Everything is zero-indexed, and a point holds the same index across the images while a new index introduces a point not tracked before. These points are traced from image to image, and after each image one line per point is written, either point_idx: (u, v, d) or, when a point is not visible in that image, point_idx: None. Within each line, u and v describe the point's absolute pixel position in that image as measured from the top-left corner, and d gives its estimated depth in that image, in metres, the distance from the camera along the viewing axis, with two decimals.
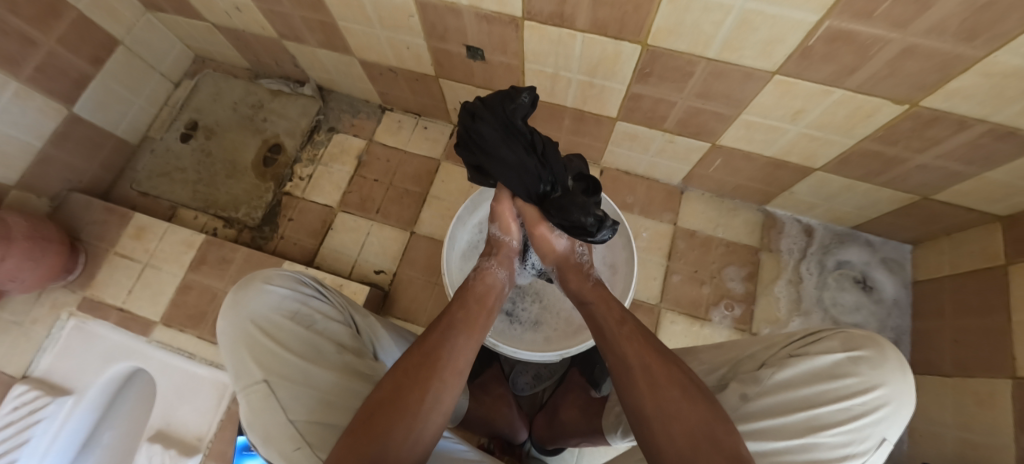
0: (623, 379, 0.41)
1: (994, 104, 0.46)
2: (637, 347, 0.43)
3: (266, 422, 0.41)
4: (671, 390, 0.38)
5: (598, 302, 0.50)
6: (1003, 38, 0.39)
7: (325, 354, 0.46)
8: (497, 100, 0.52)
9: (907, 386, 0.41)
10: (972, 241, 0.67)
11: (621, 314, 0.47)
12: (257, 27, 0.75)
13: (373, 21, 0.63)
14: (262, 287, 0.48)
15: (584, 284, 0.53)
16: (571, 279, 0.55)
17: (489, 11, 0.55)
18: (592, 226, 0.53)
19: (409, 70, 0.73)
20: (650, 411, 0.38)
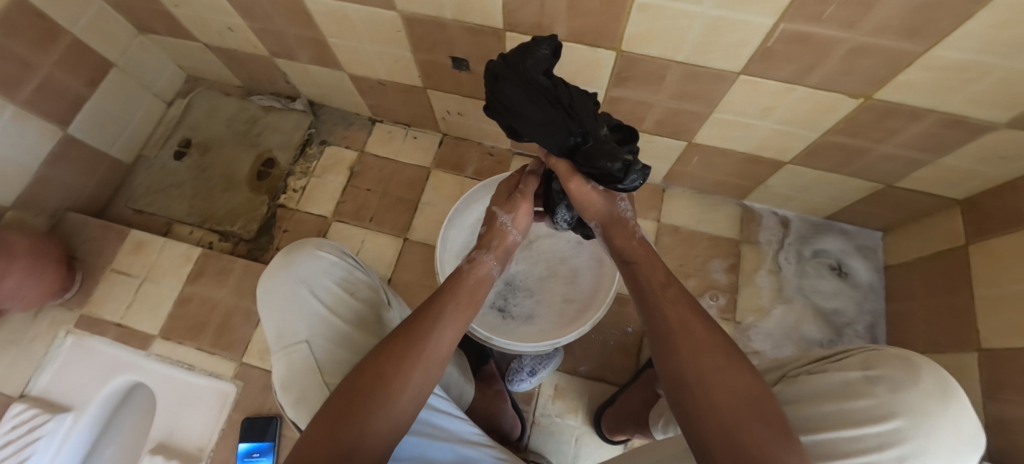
0: (666, 342, 0.40)
1: (941, 94, 0.50)
2: (682, 311, 0.41)
3: (303, 380, 0.46)
4: (717, 354, 0.37)
5: (643, 263, 0.48)
6: (942, 35, 0.43)
7: (361, 321, 0.52)
8: (515, 55, 0.47)
9: (945, 418, 0.37)
10: (936, 225, 0.71)
11: (666, 278, 0.46)
12: (250, 46, 0.77)
13: (363, 36, 0.66)
14: (312, 252, 0.54)
15: (631, 241, 0.50)
16: (616, 235, 0.51)
17: (473, 24, 0.58)
18: (620, 171, 0.46)
19: (398, 82, 0.76)
20: (693, 374, 0.36)
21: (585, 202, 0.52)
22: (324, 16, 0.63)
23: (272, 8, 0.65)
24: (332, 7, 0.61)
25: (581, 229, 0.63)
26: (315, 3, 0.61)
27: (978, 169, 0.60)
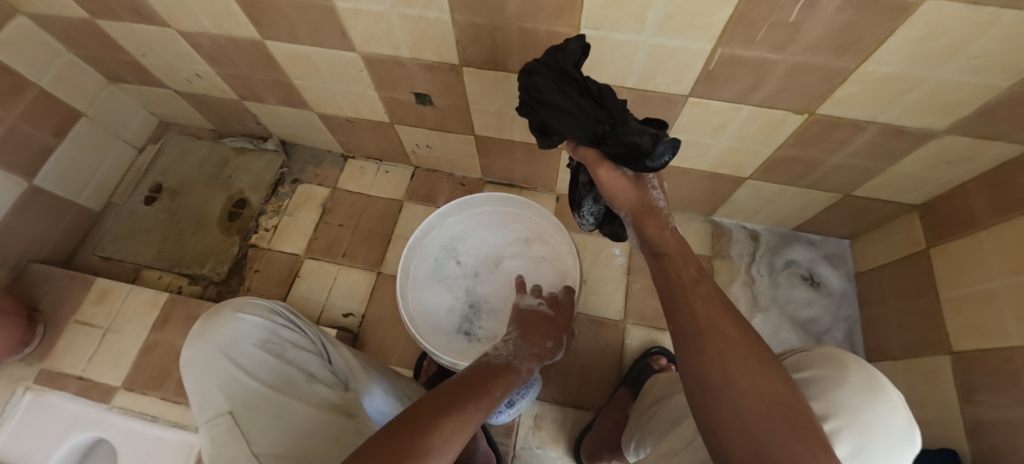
0: (696, 343, 0.36)
1: (878, 106, 0.53)
2: (714, 309, 0.37)
3: (229, 452, 0.44)
4: (750, 361, 0.34)
5: (674, 255, 0.43)
6: (865, 52, 0.46)
7: (293, 381, 0.49)
8: (547, 54, 0.50)
9: (875, 410, 0.35)
10: (900, 230, 0.73)
11: (696, 271, 0.41)
12: (218, 90, 0.79)
13: (326, 77, 0.68)
14: (233, 317, 0.53)
15: (664, 231, 0.45)
16: (646, 225, 0.46)
17: (430, 61, 0.60)
18: (649, 149, 0.43)
19: (365, 119, 0.78)
20: (721, 379, 0.33)
21: (613, 191, 0.48)
22: (287, 59, 0.65)
23: (236, 54, 0.67)
24: (294, 50, 0.63)
25: (609, 226, 0.59)
26: (276, 48, 0.63)
27: (928, 173, 0.62)
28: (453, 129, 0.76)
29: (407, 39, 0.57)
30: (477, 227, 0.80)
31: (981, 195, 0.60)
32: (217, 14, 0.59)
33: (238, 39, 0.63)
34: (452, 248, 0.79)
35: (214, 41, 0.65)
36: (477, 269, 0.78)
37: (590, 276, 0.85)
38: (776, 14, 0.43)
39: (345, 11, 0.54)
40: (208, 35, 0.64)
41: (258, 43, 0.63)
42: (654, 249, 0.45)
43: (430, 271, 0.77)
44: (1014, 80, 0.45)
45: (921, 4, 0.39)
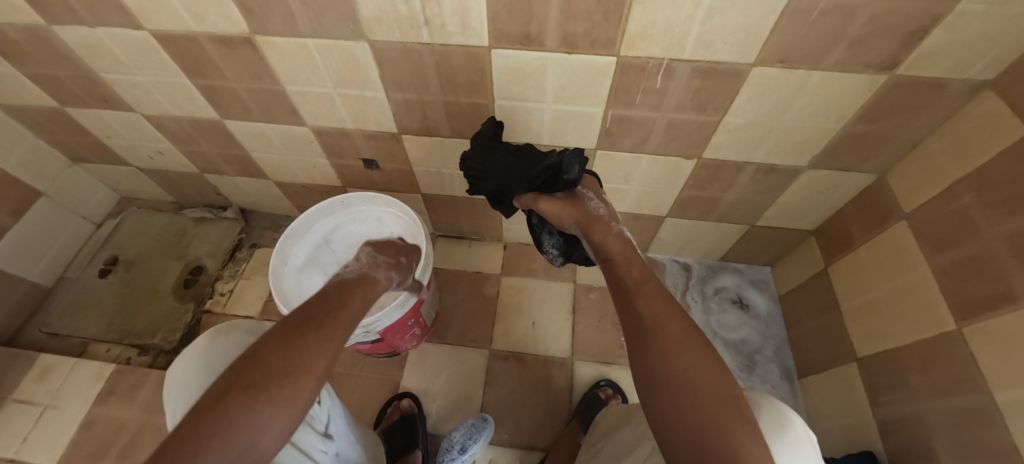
0: (643, 337, 0.43)
1: (746, 149, 0.64)
2: (654, 307, 0.46)
3: None
4: (687, 351, 0.41)
5: (620, 261, 0.53)
6: (723, 108, 0.58)
7: None
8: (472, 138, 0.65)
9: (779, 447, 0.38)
10: (804, 254, 0.84)
11: (642, 276, 0.50)
12: (180, 165, 0.85)
13: (280, 149, 0.75)
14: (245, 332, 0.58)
15: (613, 239, 0.55)
16: (597, 236, 0.56)
17: (373, 131, 0.69)
18: (560, 163, 0.56)
19: (319, 184, 0.84)
20: (660, 370, 0.40)
21: (556, 213, 0.59)
22: (244, 135, 0.73)
23: (197, 132, 0.75)
24: (250, 127, 0.71)
25: (575, 252, 0.66)
26: (234, 125, 0.71)
27: (810, 201, 0.73)
28: (400, 189, 0.83)
29: (349, 114, 0.66)
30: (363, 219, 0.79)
31: (856, 217, 0.72)
32: (179, 99, 0.68)
33: (199, 119, 0.71)
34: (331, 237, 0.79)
35: (178, 122, 0.73)
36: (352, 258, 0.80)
37: (538, 319, 0.89)
38: (645, 82, 0.55)
39: (295, 93, 0.63)
40: (171, 117, 0.72)
41: (218, 122, 0.71)
42: (605, 256, 0.55)
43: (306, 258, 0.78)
44: (841, 119, 0.59)
45: (750, 70, 0.53)
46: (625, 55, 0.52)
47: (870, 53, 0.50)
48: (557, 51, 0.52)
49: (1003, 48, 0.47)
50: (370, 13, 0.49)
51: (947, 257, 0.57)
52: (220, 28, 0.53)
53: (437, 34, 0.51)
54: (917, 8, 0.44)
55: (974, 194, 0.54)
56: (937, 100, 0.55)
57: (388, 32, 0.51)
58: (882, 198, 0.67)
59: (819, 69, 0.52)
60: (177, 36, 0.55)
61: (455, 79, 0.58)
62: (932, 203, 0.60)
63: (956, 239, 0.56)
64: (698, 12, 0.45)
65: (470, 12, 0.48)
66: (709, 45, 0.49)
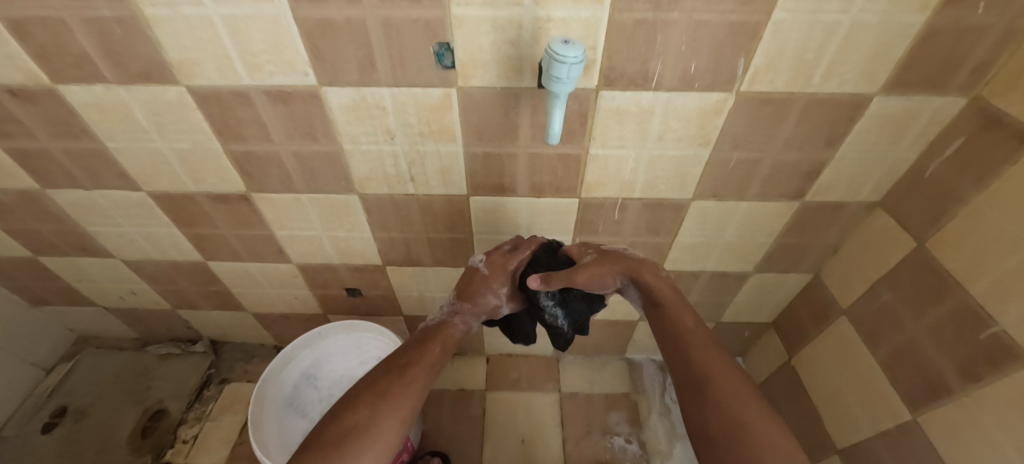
0: (700, 389, 0.44)
1: (696, 260, 0.74)
2: (712, 360, 0.46)
3: None
4: (750, 406, 0.41)
5: (671, 306, 0.51)
6: (672, 232, 0.69)
7: None
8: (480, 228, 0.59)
9: None
10: (767, 344, 0.92)
11: (694, 325, 0.50)
12: (152, 303, 0.84)
13: (262, 283, 0.77)
14: None
15: (662, 282, 0.54)
16: (646, 277, 0.55)
17: (358, 263, 0.73)
18: None
19: (299, 313, 0.85)
20: (723, 425, 0.40)
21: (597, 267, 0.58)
22: (225, 273, 0.76)
23: (176, 272, 0.76)
24: (234, 266, 0.74)
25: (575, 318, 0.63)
26: (217, 266, 0.74)
27: (760, 298, 0.83)
28: (383, 312, 0.84)
29: (335, 251, 0.70)
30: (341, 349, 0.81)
31: (804, 309, 0.81)
32: (164, 245, 0.71)
33: (181, 261, 0.74)
34: (311, 376, 0.80)
35: (159, 265, 0.75)
36: (335, 392, 0.81)
37: (527, 435, 0.88)
38: (605, 215, 0.66)
39: (284, 237, 0.68)
40: (152, 261, 0.74)
41: (200, 263, 0.74)
42: (654, 299, 0.53)
43: (287, 401, 0.77)
44: (770, 234, 0.69)
45: (689, 203, 0.64)
46: (585, 196, 0.62)
47: (780, 186, 0.62)
48: (527, 195, 0.62)
49: (877, 178, 0.62)
50: (361, 173, 0.59)
51: (887, 348, 0.64)
52: (219, 187, 0.62)
53: (421, 186, 0.61)
54: (803, 157, 0.58)
55: (891, 292, 0.63)
56: (841, 217, 0.67)
57: (378, 186, 0.60)
58: (821, 294, 0.76)
59: (744, 199, 0.63)
60: (175, 194, 0.63)
61: (437, 219, 0.66)
62: (861, 300, 0.68)
63: (888, 332, 0.64)
64: (639, 164, 0.58)
65: (450, 171, 0.59)
66: (652, 186, 0.61)
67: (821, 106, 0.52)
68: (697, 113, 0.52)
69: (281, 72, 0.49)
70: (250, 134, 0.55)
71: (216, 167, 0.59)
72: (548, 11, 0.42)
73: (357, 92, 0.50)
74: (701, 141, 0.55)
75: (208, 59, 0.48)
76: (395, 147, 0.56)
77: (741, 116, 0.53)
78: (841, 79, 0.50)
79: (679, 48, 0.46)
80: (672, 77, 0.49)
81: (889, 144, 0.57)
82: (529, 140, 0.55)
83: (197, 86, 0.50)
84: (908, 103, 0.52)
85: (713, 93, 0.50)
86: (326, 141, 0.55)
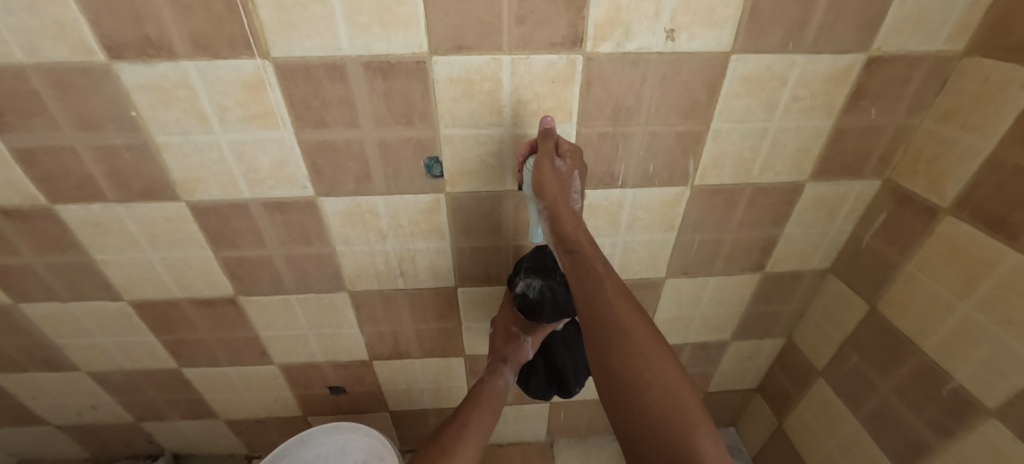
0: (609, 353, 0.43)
1: (678, 331, 0.77)
2: (624, 315, 0.44)
3: None
4: (654, 362, 0.41)
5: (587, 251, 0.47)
6: (651, 308, 0.72)
7: None
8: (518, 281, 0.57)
9: None
10: (756, 413, 0.92)
11: (605, 274, 0.46)
12: (113, 416, 0.78)
13: (240, 386, 0.74)
14: None
15: (578, 228, 0.48)
16: (564, 224, 0.48)
17: (344, 359, 0.72)
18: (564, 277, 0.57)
19: (277, 416, 0.80)
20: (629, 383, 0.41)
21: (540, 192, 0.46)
22: (201, 378, 0.73)
23: (147, 381, 0.73)
24: (211, 371, 0.72)
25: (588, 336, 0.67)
26: (192, 371, 0.72)
27: (743, 365, 0.86)
28: (367, 409, 0.81)
29: (320, 348, 0.70)
30: (322, 453, 0.72)
31: (783, 374, 0.83)
32: (138, 353, 0.69)
33: (153, 369, 0.71)
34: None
35: (127, 375, 0.71)
36: None
37: None
38: None
39: (268, 337, 0.68)
40: (121, 371, 0.71)
41: (175, 370, 0.71)
42: (569, 245, 0.48)
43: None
44: (741, 304, 0.74)
45: (664, 280, 0.69)
46: None
47: (741, 261, 0.68)
48: None
49: (824, 249, 0.69)
50: (352, 271, 0.61)
51: (867, 408, 0.65)
52: (206, 292, 0.62)
53: (411, 280, 0.63)
54: (756, 235, 0.65)
55: (860, 355, 0.66)
56: (800, 285, 0.73)
57: (368, 283, 0.62)
58: (797, 358, 0.79)
59: (712, 274, 0.69)
60: (158, 302, 0.63)
61: (425, 311, 0.67)
62: (833, 363, 0.71)
63: (864, 393, 0.66)
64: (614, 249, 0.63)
65: (439, 264, 0.62)
66: (629, 268, 0.66)
67: (764, 194, 0.61)
68: (659, 204, 0.59)
69: (281, 186, 0.53)
70: (244, 241, 0.57)
71: (206, 273, 0.60)
72: (523, 129, 0.51)
73: (352, 200, 0.54)
74: (667, 226, 0.62)
75: (213, 176, 0.52)
76: (386, 246, 0.59)
77: (699, 205, 0.60)
78: (776, 171, 0.59)
79: (638, 153, 0.54)
80: (635, 176, 0.56)
81: (827, 221, 0.65)
82: (512, 233, 0.60)
83: (197, 200, 0.53)
84: (834, 187, 0.62)
85: (672, 187, 0.58)
86: (319, 244, 0.58)
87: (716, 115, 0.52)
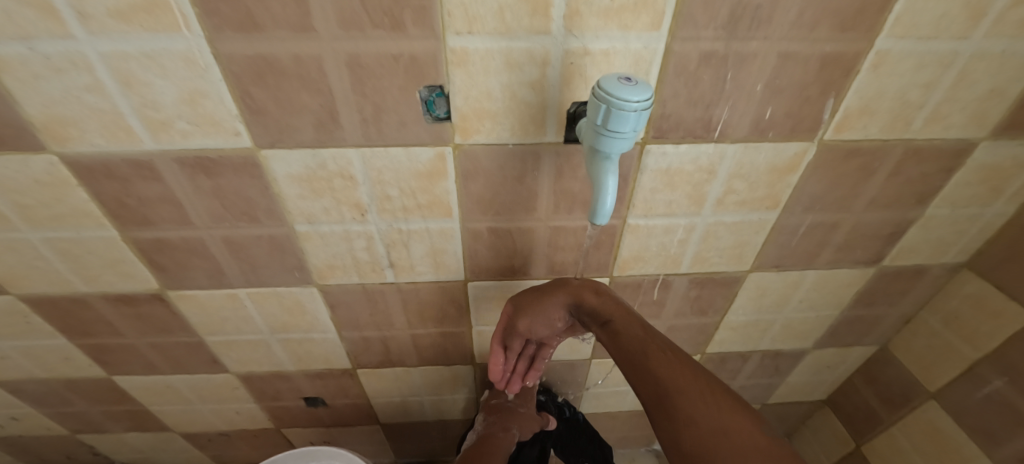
0: (662, 401, 0.35)
1: (752, 339, 0.60)
2: (675, 365, 0.36)
3: None
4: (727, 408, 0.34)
5: (621, 321, 0.40)
6: (723, 311, 0.55)
7: None
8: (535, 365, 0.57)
9: None
10: (822, 427, 0.77)
11: (650, 336, 0.38)
12: (40, 428, 0.63)
13: (192, 399, 0.59)
14: None
15: (604, 301, 0.41)
16: (588, 297, 0.41)
17: (319, 369, 0.56)
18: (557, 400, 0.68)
19: (243, 429, 0.65)
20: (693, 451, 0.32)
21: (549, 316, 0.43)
22: (140, 389, 0.57)
23: (72, 392, 0.57)
24: (152, 381, 0.56)
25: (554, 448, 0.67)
26: (126, 381, 0.56)
27: (817, 377, 0.69)
28: (354, 423, 0.66)
29: (289, 356, 0.53)
30: None
31: (869, 390, 0.67)
32: (49, 360, 0.52)
33: (77, 379, 0.55)
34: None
35: (44, 384, 0.55)
36: None
37: None
38: (641, 296, 0.52)
39: (217, 343, 0.51)
40: (35, 380, 0.55)
41: (105, 379, 0.55)
42: (599, 318, 0.41)
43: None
44: (837, 307, 0.57)
45: (747, 276, 0.51)
46: (618, 276, 0.49)
47: (857, 252, 0.50)
48: (544, 278, 0.48)
49: (969, 238, 0.50)
50: (322, 261, 0.43)
51: (1011, 450, 0.50)
52: (120, 286, 0.44)
53: (404, 273, 0.45)
54: (887, 218, 0.46)
55: (1003, 377, 0.50)
56: (921, 282, 0.55)
57: (344, 276, 0.45)
58: (895, 372, 0.63)
59: (812, 269, 0.51)
60: (58, 298, 0.45)
61: (424, 313, 0.50)
62: (956, 385, 0.55)
63: (1010, 431, 0.50)
64: (690, 235, 0.45)
65: (443, 252, 0.44)
66: (704, 260, 0.48)
67: (917, 157, 0.41)
68: (767, 172, 0.40)
69: (201, 132, 0.34)
70: (159, 217, 0.39)
71: (114, 262, 0.42)
72: (585, 41, 0.30)
73: (312, 156, 0.35)
74: (769, 203, 0.43)
75: (90, 114, 0.32)
76: (367, 226, 0.41)
77: (822, 173, 0.41)
78: (946, 122, 0.39)
79: (753, 89, 0.34)
80: (740, 126, 0.37)
81: (987, 200, 0.46)
82: (549, 211, 0.41)
83: (75, 154, 0.34)
84: (1020, 149, 0.42)
85: (791, 144, 0.39)
86: (270, 222, 0.40)
87: (889, 27, 0.32)
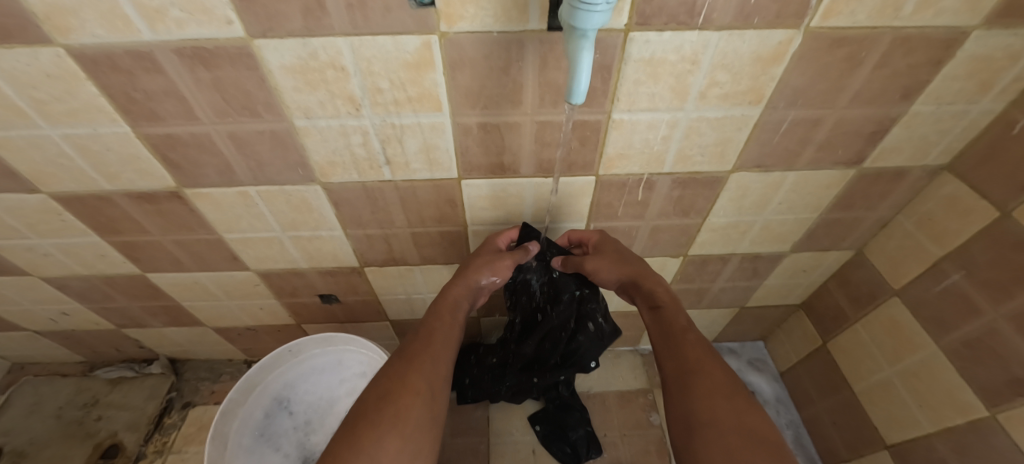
0: (681, 379, 0.42)
1: (730, 243, 0.65)
2: (700, 349, 0.44)
3: None
4: (733, 395, 0.39)
5: (670, 307, 0.48)
6: (704, 213, 0.58)
7: None
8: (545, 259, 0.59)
9: None
10: (794, 327, 0.84)
11: (689, 327, 0.46)
12: (90, 323, 0.72)
13: (220, 295, 0.66)
14: None
15: (658, 286, 0.50)
16: (645, 282, 0.50)
17: (330, 267, 0.62)
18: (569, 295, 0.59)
19: (269, 325, 0.75)
20: (704, 416, 0.38)
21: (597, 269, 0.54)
22: (172, 285, 0.64)
23: (112, 289, 0.64)
24: (180, 277, 0.62)
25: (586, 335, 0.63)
26: (159, 278, 0.62)
27: (793, 281, 0.74)
28: (367, 319, 0.75)
29: (301, 254, 0.59)
30: (314, 373, 0.72)
31: (840, 292, 0.72)
32: (88, 258, 0.58)
33: (115, 276, 0.62)
34: (285, 399, 0.70)
35: (85, 280, 0.62)
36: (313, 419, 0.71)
37: (537, 445, 0.84)
38: (626, 195, 0.55)
39: (235, 240, 0.56)
40: (78, 277, 0.61)
41: (138, 276, 0.62)
42: (651, 301, 0.49)
43: (256, 432, 0.68)
44: (815, 210, 0.60)
45: (728, 177, 0.53)
46: (604, 174, 0.51)
47: (837, 153, 0.51)
48: (533, 176, 0.51)
49: (952, 137, 0.50)
50: (322, 158, 0.46)
51: (957, 336, 0.55)
52: (141, 184, 0.48)
53: (400, 170, 0.49)
54: (869, 114, 0.47)
55: (962, 271, 0.54)
56: (899, 185, 0.56)
57: (345, 172, 0.48)
58: (865, 273, 0.67)
59: (793, 169, 0.53)
60: (86, 197, 0.49)
61: (422, 212, 0.54)
62: (919, 281, 0.59)
63: (960, 319, 0.55)
64: (674, 131, 0.47)
65: (436, 149, 0.46)
66: (687, 159, 0.50)
67: (905, 47, 0.40)
68: (751, 63, 0.40)
69: (195, 21, 0.33)
70: (167, 111, 0.41)
71: (131, 158, 0.45)
72: None
73: (303, 47, 0.36)
74: (752, 98, 0.44)
75: (86, 3, 0.32)
76: (362, 121, 0.43)
77: (806, 64, 0.41)
78: (940, 8, 0.37)
79: None
80: (725, 11, 0.36)
81: (974, 97, 0.45)
82: (535, 105, 0.43)
83: (80, 46, 0.35)
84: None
85: (776, 32, 0.38)
86: (271, 117, 0.42)
87: None
